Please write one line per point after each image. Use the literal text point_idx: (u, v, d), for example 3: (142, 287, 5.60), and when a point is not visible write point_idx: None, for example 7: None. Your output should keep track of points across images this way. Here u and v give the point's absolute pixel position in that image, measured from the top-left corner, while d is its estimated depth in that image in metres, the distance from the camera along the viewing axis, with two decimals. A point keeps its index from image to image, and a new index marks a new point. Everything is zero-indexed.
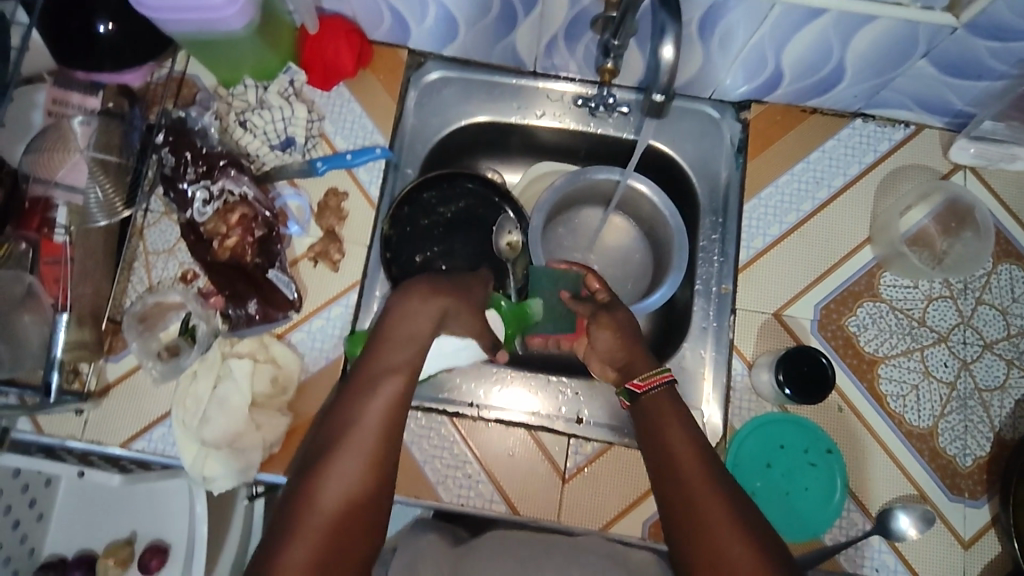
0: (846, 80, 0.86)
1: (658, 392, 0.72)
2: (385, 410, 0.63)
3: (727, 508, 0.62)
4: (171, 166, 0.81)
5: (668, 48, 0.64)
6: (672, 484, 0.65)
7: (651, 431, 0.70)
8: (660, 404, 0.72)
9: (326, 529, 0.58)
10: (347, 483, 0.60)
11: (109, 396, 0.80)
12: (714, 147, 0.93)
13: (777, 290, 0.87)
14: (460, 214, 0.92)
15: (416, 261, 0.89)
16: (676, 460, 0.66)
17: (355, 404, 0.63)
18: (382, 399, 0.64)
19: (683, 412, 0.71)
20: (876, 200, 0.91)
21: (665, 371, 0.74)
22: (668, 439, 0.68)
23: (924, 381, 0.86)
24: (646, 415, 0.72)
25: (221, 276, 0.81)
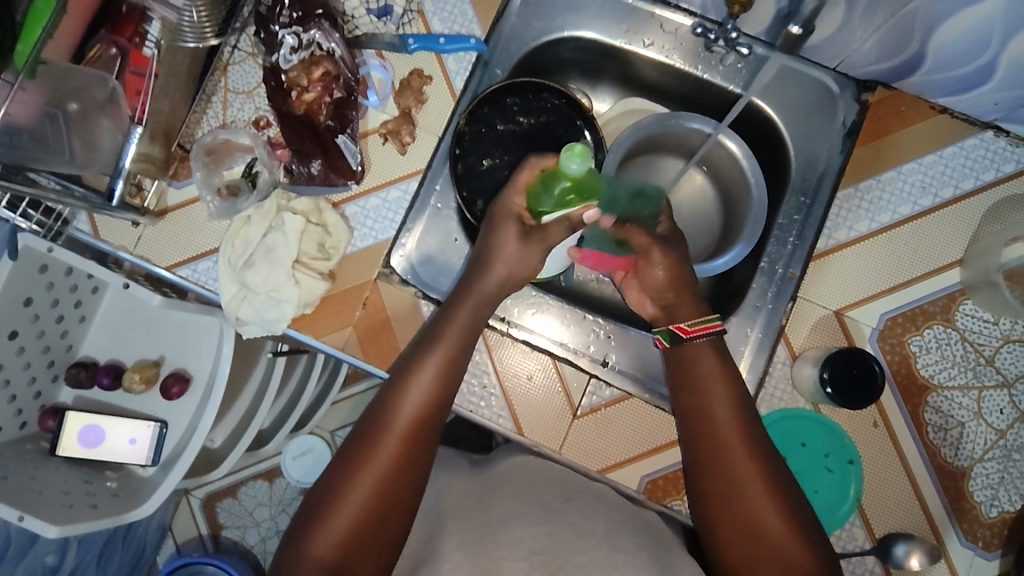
0: (992, 83, 0.77)
1: (705, 341, 0.75)
2: (433, 379, 0.70)
3: (763, 479, 0.67)
4: (268, 6, 0.79)
5: None
6: (706, 448, 0.69)
7: (688, 390, 0.73)
8: (701, 355, 0.74)
9: (396, 447, 0.67)
10: (418, 402, 0.69)
11: (165, 220, 0.82)
12: (824, 124, 0.85)
13: (846, 287, 0.82)
14: (539, 127, 0.89)
15: (482, 165, 0.87)
16: (715, 426, 0.70)
17: (409, 370, 0.71)
18: (431, 368, 0.71)
19: (727, 363, 0.74)
20: (983, 222, 0.83)
21: (714, 323, 0.76)
22: (708, 401, 0.71)
23: (973, 421, 0.80)
24: (686, 364, 0.75)
25: (291, 129, 0.80)
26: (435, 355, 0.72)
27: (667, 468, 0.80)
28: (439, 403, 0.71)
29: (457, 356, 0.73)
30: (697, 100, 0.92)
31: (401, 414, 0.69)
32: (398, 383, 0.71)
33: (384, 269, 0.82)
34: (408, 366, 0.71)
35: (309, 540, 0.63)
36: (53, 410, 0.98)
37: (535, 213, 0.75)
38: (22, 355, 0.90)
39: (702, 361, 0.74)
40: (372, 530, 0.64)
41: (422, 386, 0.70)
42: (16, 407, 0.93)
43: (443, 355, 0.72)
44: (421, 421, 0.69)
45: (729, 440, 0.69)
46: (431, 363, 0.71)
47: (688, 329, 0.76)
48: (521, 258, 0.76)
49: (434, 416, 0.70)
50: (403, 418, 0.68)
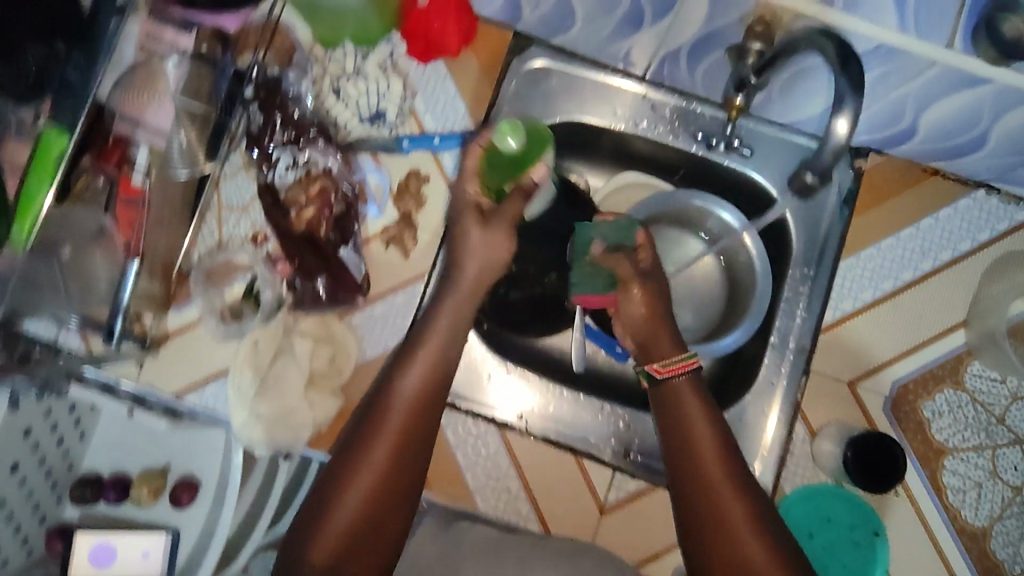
0: (986, 150, 0.78)
1: (683, 380, 0.74)
2: (422, 380, 0.66)
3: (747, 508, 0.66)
4: (261, 125, 0.80)
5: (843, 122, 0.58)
6: (696, 477, 0.69)
7: (675, 417, 0.72)
8: (679, 394, 0.73)
9: (389, 450, 0.63)
10: (406, 403, 0.65)
11: (167, 347, 0.80)
12: (822, 192, 0.86)
13: (857, 360, 0.83)
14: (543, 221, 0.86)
15: None
16: (699, 453, 0.70)
17: (398, 370, 0.67)
18: (419, 370, 0.67)
19: (707, 402, 0.73)
20: (983, 282, 0.84)
21: (691, 359, 0.75)
22: (696, 428, 0.71)
23: (989, 480, 0.82)
24: (667, 401, 0.74)
25: (292, 246, 0.79)
26: (425, 356, 0.68)
27: None
28: (431, 403, 0.66)
29: (448, 350, 0.69)
30: (695, 176, 0.92)
31: (388, 427, 0.64)
32: (388, 381, 0.67)
33: None
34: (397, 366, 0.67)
35: (303, 555, 0.60)
36: (60, 531, 0.88)
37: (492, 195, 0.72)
38: (20, 486, 0.81)
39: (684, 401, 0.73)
40: (366, 543, 0.61)
41: (411, 386, 0.66)
42: (19, 542, 0.84)
43: (431, 354, 0.68)
44: (414, 426, 0.65)
45: (714, 467, 0.69)
46: (416, 372, 0.67)
47: (660, 371, 0.74)
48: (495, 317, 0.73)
49: (428, 418, 0.66)
50: (391, 428, 0.64)
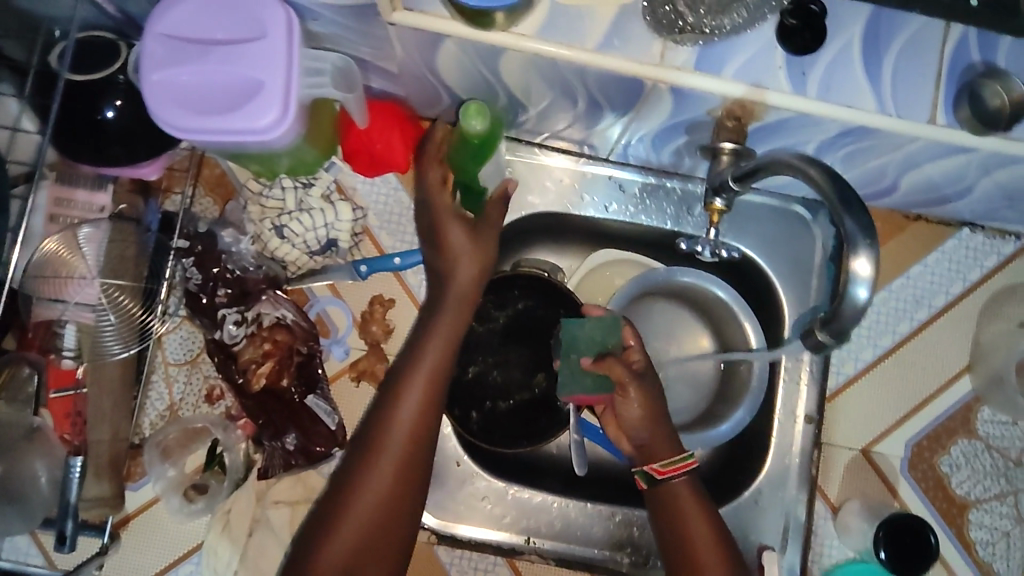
0: (968, 199, 0.76)
1: (679, 483, 0.70)
2: (420, 402, 0.63)
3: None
4: (198, 283, 0.70)
5: (863, 263, 0.48)
6: (680, 557, 0.68)
7: (658, 508, 0.71)
8: (679, 497, 0.70)
9: (395, 454, 0.61)
10: (411, 414, 0.63)
11: (130, 530, 0.73)
12: (806, 252, 0.83)
13: (867, 424, 0.80)
14: (520, 320, 0.82)
15: (467, 372, 0.81)
16: (688, 544, 0.68)
17: (397, 388, 0.64)
18: (417, 388, 0.64)
19: (704, 502, 0.70)
20: (980, 323, 0.82)
21: (689, 460, 0.71)
22: (682, 510, 0.69)
23: (1016, 528, 0.79)
24: (666, 502, 0.70)
25: (255, 406, 0.71)
26: (435, 343, 0.66)
27: None
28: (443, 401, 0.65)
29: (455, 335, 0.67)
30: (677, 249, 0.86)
31: (399, 418, 0.62)
32: (390, 392, 0.64)
33: None
34: (406, 357, 0.66)
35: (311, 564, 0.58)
36: None
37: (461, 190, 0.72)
38: None
39: (682, 507, 0.69)
40: (372, 554, 0.59)
41: (420, 385, 0.64)
42: None
43: (442, 345, 0.66)
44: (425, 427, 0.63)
45: (698, 544, 0.68)
46: (430, 358, 0.65)
47: (660, 471, 0.70)
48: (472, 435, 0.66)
49: (429, 435, 0.63)
50: (399, 424, 0.62)
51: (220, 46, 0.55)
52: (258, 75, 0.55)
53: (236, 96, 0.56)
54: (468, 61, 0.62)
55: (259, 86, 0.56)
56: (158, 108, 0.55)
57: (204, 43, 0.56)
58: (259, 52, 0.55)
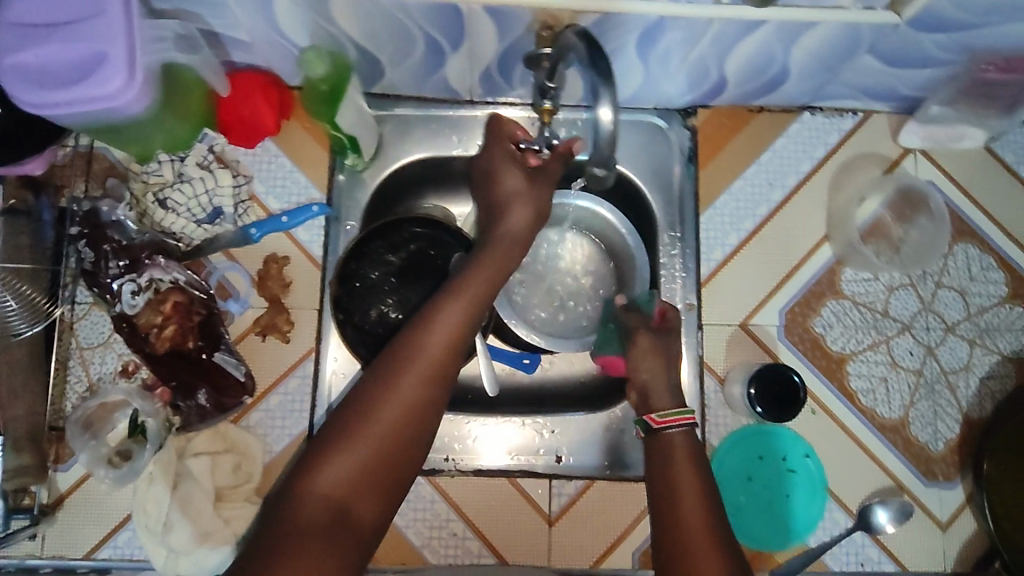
0: (792, 79, 0.82)
1: (676, 429, 0.72)
2: (457, 323, 0.65)
3: (709, 534, 0.64)
4: (92, 260, 0.75)
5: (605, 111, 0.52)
6: (661, 500, 0.67)
7: (659, 451, 0.72)
8: (677, 444, 0.71)
9: (424, 371, 0.62)
10: (447, 332, 0.64)
11: (64, 508, 0.77)
12: (666, 156, 0.89)
13: (741, 301, 0.87)
14: (412, 258, 0.85)
15: (371, 315, 0.83)
16: (672, 478, 0.68)
17: (436, 307, 0.66)
18: (455, 313, 0.65)
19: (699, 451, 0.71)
20: (831, 193, 0.89)
21: (687, 413, 0.72)
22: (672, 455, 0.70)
23: (892, 373, 0.86)
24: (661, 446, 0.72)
25: (164, 368, 0.76)
26: (466, 291, 0.67)
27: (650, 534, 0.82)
28: (471, 336, 0.66)
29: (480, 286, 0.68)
30: None
31: (435, 335, 0.64)
32: (431, 311, 0.66)
33: None
34: (437, 299, 0.67)
35: (319, 469, 0.58)
36: None
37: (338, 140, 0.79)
38: None
39: (674, 448, 0.71)
40: (382, 475, 0.59)
41: (453, 318, 0.65)
42: None
43: (470, 297, 0.67)
44: (453, 355, 0.64)
45: (683, 488, 0.67)
46: (459, 302, 0.66)
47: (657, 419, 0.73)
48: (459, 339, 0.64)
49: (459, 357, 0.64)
50: (437, 340, 0.64)
51: (61, 25, 0.60)
52: (99, 47, 0.61)
53: (84, 67, 0.61)
54: (301, 12, 0.67)
55: (102, 57, 0.61)
56: (15, 90, 0.60)
57: (46, 25, 0.60)
58: (97, 26, 0.60)
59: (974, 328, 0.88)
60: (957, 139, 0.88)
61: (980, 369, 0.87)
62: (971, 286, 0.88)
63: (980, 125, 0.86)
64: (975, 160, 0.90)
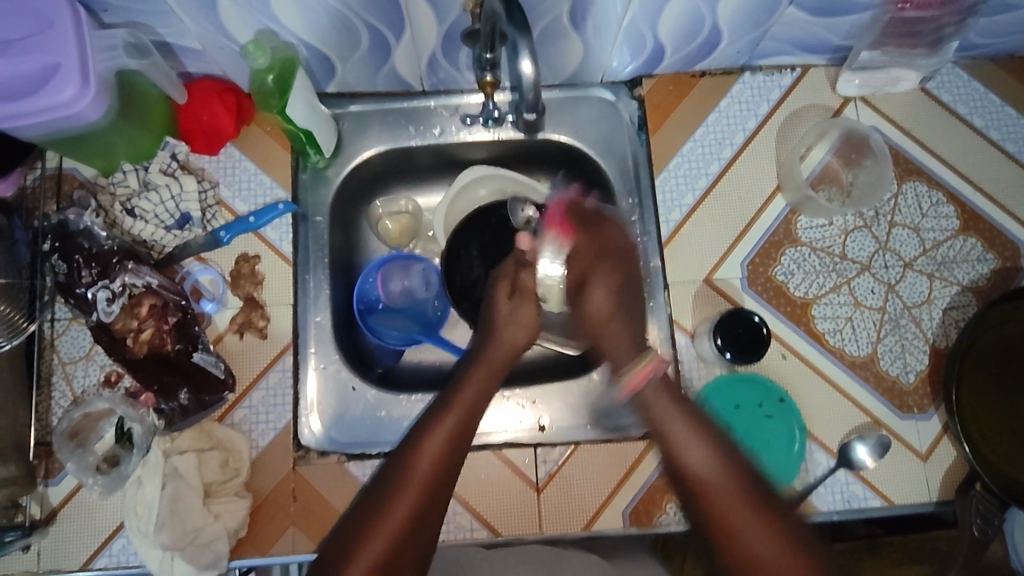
0: (726, 39, 0.86)
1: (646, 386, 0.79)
2: (443, 442, 0.71)
3: (752, 510, 0.67)
4: (65, 273, 0.77)
5: (527, 64, 0.60)
6: (699, 500, 0.70)
7: (661, 443, 0.74)
8: (656, 400, 0.77)
9: (416, 495, 0.68)
10: (432, 451, 0.71)
11: (56, 521, 0.77)
12: (616, 128, 0.93)
13: (701, 257, 0.89)
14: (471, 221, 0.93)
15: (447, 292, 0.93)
16: (689, 472, 0.71)
17: (422, 432, 0.72)
18: (438, 435, 0.72)
19: (683, 405, 0.76)
20: (779, 145, 0.92)
21: (649, 364, 0.79)
22: (678, 447, 0.73)
23: (857, 312, 0.88)
24: (649, 407, 0.77)
25: (144, 372, 0.78)
26: (448, 426, 0.73)
27: (640, 493, 0.82)
28: (457, 457, 0.72)
29: (465, 429, 0.74)
30: (512, 153, 0.95)
31: (421, 458, 0.70)
32: (416, 437, 0.72)
33: (298, 452, 0.80)
34: (421, 426, 0.73)
35: None
36: None
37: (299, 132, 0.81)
38: None
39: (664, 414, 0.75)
40: None
41: (438, 437, 0.72)
42: None
43: (451, 420, 0.73)
44: (439, 478, 0.70)
45: (714, 482, 0.69)
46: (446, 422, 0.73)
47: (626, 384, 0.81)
48: (448, 451, 0.71)
49: (446, 477, 0.70)
50: (422, 463, 0.70)
51: (15, 41, 0.64)
52: (52, 59, 0.64)
53: (42, 79, 0.65)
54: (247, 15, 0.70)
55: (57, 67, 0.65)
56: None
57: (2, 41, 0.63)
58: (49, 38, 0.64)
59: (932, 262, 0.90)
60: (893, 83, 0.92)
61: (942, 301, 0.89)
62: (923, 222, 0.91)
63: (910, 66, 0.90)
64: (912, 101, 0.94)
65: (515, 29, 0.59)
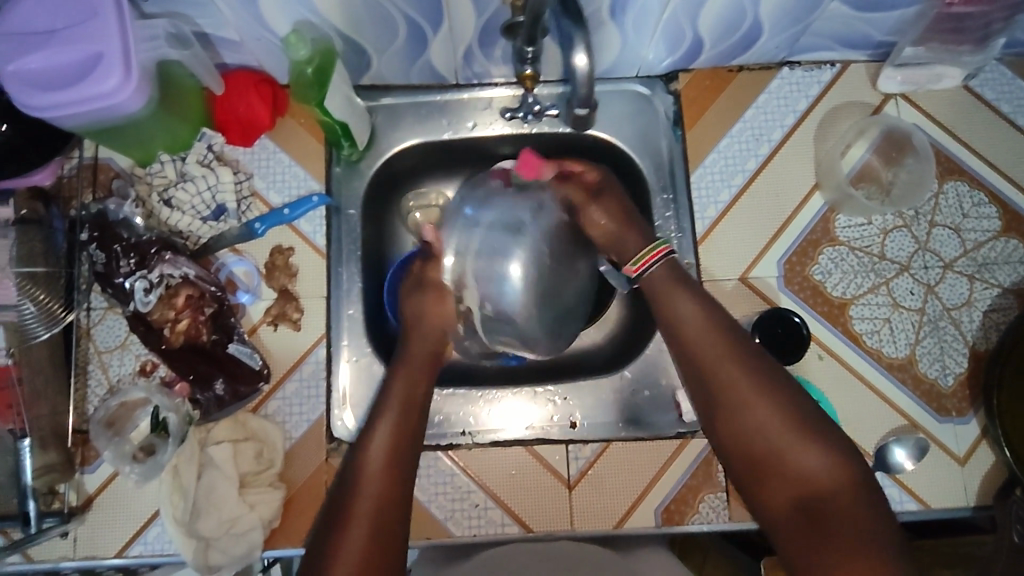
0: (765, 34, 0.84)
1: (654, 270, 0.78)
2: (389, 433, 0.71)
3: (774, 407, 0.68)
4: (103, 262, 0.77)
5: (581, 57, 0.60)
6: (712, 388, 0.71)
7: (666, 325, 0.76)
8: (660, 282, 0.78)
9: (374, 488, 0.67)
10: (382, 443, 0.70)
11: (93, 509, 0.77)
12: (652, 123, 0.91)
13: (738, 255, 0.88)
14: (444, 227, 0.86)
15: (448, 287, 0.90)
16: (699, 359, 0.72)
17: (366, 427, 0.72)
18: (384, 427, 0.72)
19: (692, 291, 0.76)
20: (818, 142, 0.91)
21: (660, 248, 0.79)
22: (672, 305, 0.76)
23: (895, 313, 0.87)
24: (654, 291, 0.78)
25: (180, 362, 0.78)
26: (389, 418, 0.72)
27: (672, 491, 0.82)
28: (408, 443, 0.72)
29: (408, 418, 0.73)
30: (545, 147, 0.94)
31: (372, 453, 0.70)
32: (363, 433, 0.72)
33: (331, 444, 0.80)
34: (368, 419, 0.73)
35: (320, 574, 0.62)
36: None
37: (337, 126, 0.81)
38: None
39: (679, 304, 0.75)
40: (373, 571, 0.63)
41: (386, 427, 0.72)
42: None
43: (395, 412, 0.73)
44: (394, 469, 0.69)
45: (718, 359, 0.71)
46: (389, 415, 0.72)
47: (632, 270, 0.80)
48: (398, 438, 0.71)
49: (404, 463, 0.70)
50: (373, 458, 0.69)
51: (58, 30, 0.64)
52: (94, 48, 0.64)
53: (83, 68, 0.65)
54: (288, 5, 0.70)
55: (100, 57, 0.64)
56: (19, 95, 0.64)
57: (46, 31, 0.64)
58: (92, 28, 0.64)
59: (973, 263, 0.88)
60: (936, 80, 0.90)
61: (982, 303, 0.87)
62: (964, 222, 0.89)
63: (955, 63, 0.88)
64: (954, 99, 0.92)
65: (570, 22, 0.58)
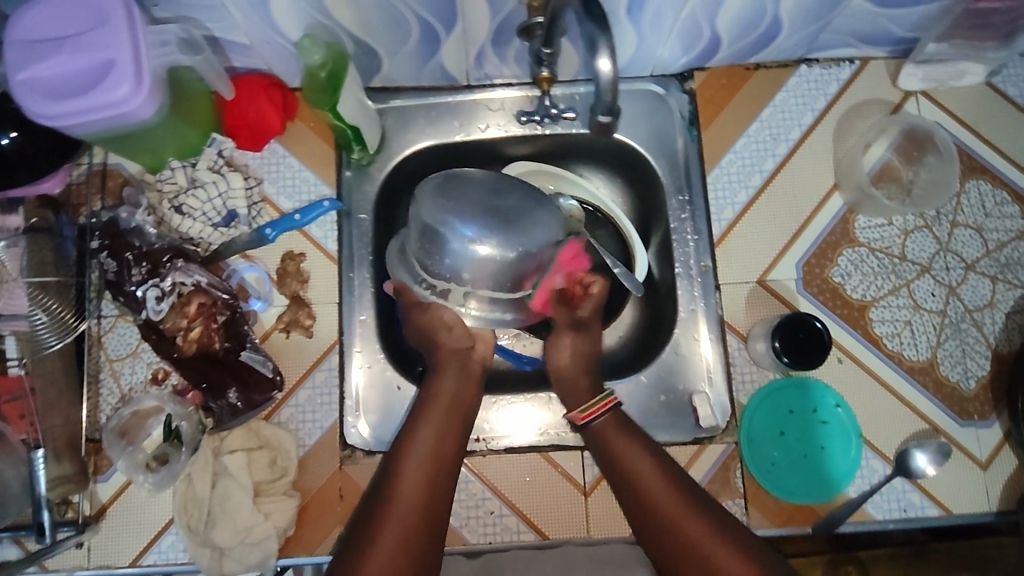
0: (785, 31, 0.83)
1: (603, 419, 0.77)
2: (420, 475, 0.70)
3: (711, 532, 0.68)
4: (115, 270, 0.77)
5: (604, 61, 0.58)
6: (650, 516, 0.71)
7: (609, 464, 0.76)
8: (607, 428, 0.77)
9: (398, 532, 0.66)
10: (412, 483, 0.69)
11: (107, 517, 0.77)
12: (667, 122, 0.90)
13: (755, 257, 0.86)
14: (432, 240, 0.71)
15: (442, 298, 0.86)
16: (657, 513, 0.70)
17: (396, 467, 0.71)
18: (414, 467, 0.70)
19: (629, 428, 0.77)
20: (837, 141, 0.89)
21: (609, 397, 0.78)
22: (626, 460, 0.74)
23: (916, 315, 0.86)
24: (597, 440, 0.77)
25: (192, 370, 0.77)
26: (421, 458, 0.71)
27: None
28: (441, 485, 0.71)
29: (441, 462, 0.72)
30: (558, 148, 0.92)
31: (399, 492, 0.69)
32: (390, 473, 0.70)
33: (345, 451, 0.80)
34: (396, 460, 0.72)
35: None
36: None
37: (349, 130, 0.79)
38: None
39: (612, 438, 0.76)
40: None
41: (417, 470, 0.70)
42: None
43: (430, 453, 0.72)
44: (423, 514, 0.68)
45: (672, 510, 0.70)
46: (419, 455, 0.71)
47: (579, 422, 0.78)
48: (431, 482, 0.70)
49: (434, 505, 0.69)
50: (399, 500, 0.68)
51: (69, 37, 0.63)
52: (105, 55, 0.63)
53: (94, 76, 0.63)
54: (299, 9, 0.68)
55: (111, 64, 0.63)
56: (29, 104, 0.63)
57: (57, 38, 0.62)
58: (102, 34, 0.63)
59: (995, 264, 0.87)
60: (958, 77, 0.88)
61: (1005, 304, 0.86)
62: (987, 222, 0.88)
63: (979, 59, 0.86)
64: (977, 95, 0.90)
65: (592, 25, 0.57)
